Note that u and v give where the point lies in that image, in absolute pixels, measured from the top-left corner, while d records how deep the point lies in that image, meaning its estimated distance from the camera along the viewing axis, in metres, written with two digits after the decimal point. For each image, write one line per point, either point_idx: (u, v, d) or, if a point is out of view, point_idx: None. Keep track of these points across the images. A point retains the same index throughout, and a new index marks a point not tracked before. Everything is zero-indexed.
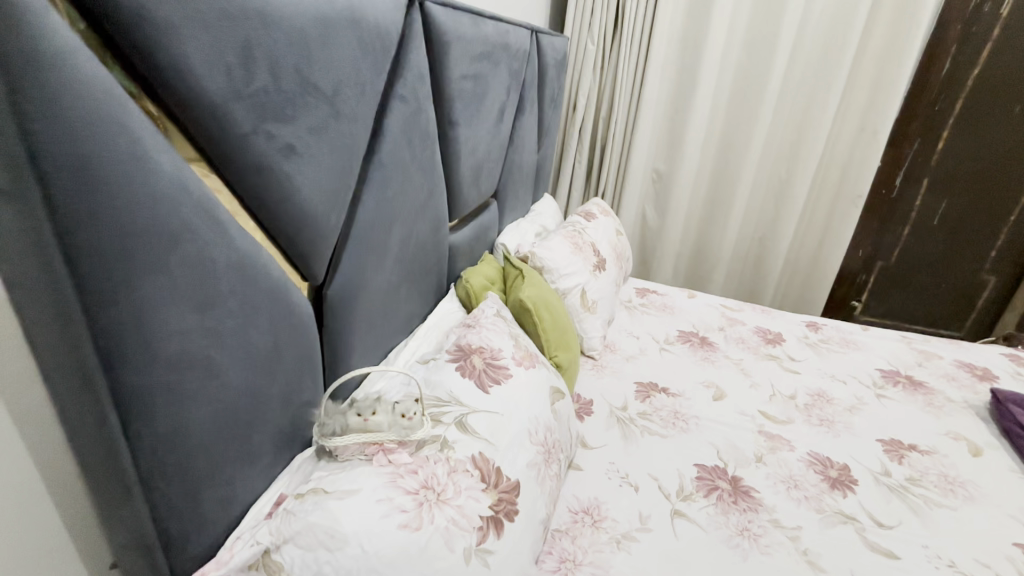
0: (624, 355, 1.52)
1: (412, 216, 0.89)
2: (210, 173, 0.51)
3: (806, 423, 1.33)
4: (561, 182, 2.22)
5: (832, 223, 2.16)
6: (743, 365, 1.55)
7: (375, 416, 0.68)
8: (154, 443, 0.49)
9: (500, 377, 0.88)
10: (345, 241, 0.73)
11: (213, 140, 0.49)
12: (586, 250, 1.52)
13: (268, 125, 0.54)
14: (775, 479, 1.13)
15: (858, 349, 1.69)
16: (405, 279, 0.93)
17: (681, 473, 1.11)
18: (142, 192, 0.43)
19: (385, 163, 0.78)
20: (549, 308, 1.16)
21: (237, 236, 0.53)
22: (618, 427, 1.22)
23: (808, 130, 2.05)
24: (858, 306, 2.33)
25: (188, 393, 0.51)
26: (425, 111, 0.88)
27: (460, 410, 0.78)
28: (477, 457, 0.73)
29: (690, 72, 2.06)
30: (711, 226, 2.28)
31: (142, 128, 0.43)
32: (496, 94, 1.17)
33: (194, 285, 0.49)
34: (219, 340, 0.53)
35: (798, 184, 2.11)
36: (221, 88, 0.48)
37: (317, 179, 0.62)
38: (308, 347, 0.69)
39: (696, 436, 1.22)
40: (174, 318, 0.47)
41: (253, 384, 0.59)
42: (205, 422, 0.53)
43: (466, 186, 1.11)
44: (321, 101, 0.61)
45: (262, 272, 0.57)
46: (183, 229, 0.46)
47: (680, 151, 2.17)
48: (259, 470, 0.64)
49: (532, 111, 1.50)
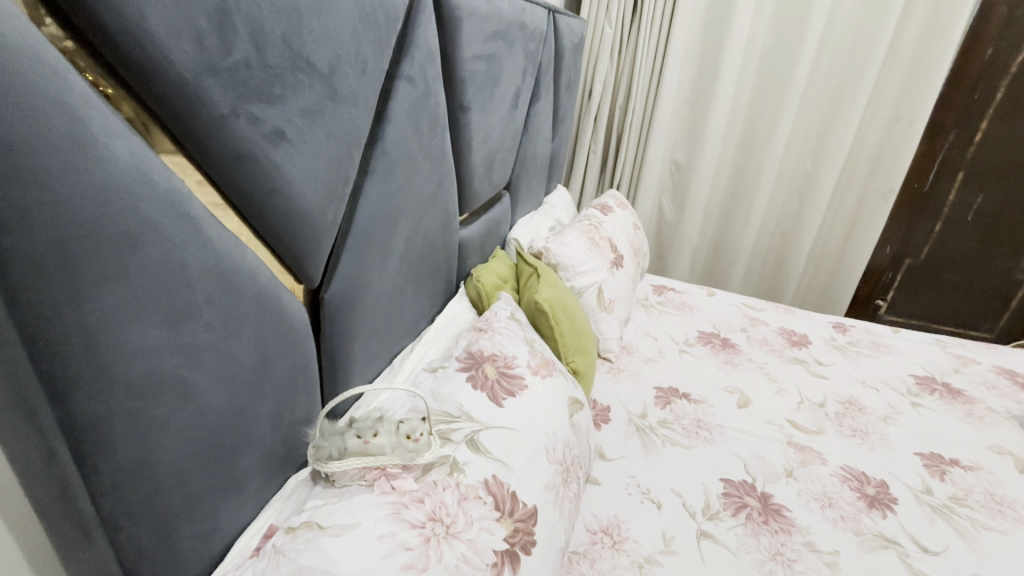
0: (642, 357, 1.43)
1: (419, 210, 0.81)
2: (183, 162, 0.43)
3: (838, 433, 1.24)
4: (575, 173, 2.12)
5: (860, 218, 2.06)
6: (768, 368, 1.46)
7: (377, 438, 0.62)
8: (118, 481, 0.41)
9: (515, 388, 0.80)
10: (344, 240, 0.65)
11: (184, 123, 0.42)
12: (603, 246, 1.44)
13: (250, 105, 0.46)
14: (808, 496, 1.05)
15: (889, 352, 1.59)
16: (411, 280, 0.86)
17: (706, 489, 1.04)
18: (89, 186, 0.35)
19: (390, 152, 0.70)
20: (566, 310, 1.08)
21: (215, 237, 0.45)
22: (638, 437, 1.14)
23: (838, 120, 1.94)
24: (883, 305, 2.21)
25: (157, 420, 0.43)
26: (434, 94, 0.79)
27: (471, 427, 0.71)
28: (491, 482, 0.66)
29: (713, 57, 1.95)
30: (732, 219, 2.18)
31: (90, 108, 0.35)
32: (511, 78, 1.08)
33: (161, 297, 0.41)
34: (195, 358, 0.46)
35: (825, 177, 2.01)
36: (192, 60, 0.40)
37: (311, 168, 0.54)
38: (302, 358, 0.62)
39: (720, 447, 1.15)
40: (137, 333, 0.40)
41: (238, 405, 0.52)
42: (179, 452, 0.46)
43: (477, 176, 1.03)
44: (315, 78, 0.53)
45: (246, 278, 0.50)
46: (146, 229, 0.39)
47: (700, 141, 2.06)
48: (245, 498, 0.57)
49: (548, 97, 1.40)
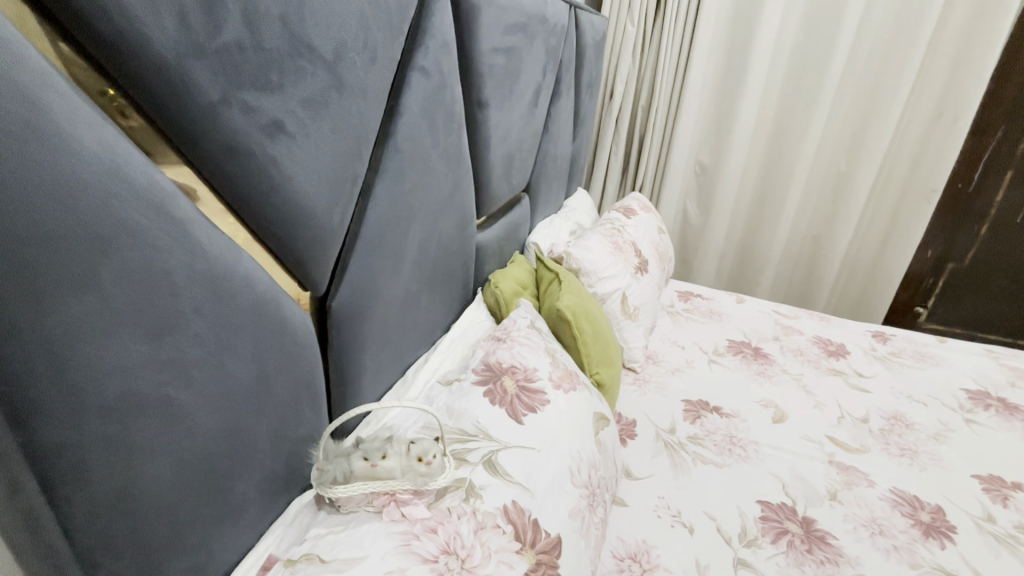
0: (669, 368, 1.35)
1: (434, 212, 0.76)
2: (188, 174, 0.40)
3: (884, 452, 1.15)
4: (595, 175, 2.05)
5: (899, 221, 1.94)
6: (804, 380, 1.37)
7: (386, 461, 0.57)
8: (93, 515, 0.37)
9: (537, 404, 0.74)
10: (352, 244, 0.61)
11: (169, 112, 0.37)
12: (627, 250, 1.37)
13: (243, 93, 0.42)
14: (855, 522, 0.96)
15: (936, 364, 1.48)
16: (425, 287, 0.81)
17: (742, 512, 0.96)
18: (51, 181, 0.31)
19: (402, 149, 0.65)
20: (589, 318, 1.01)
21: (206, 241, 0.41)
22: (666, 454, 1.07)
23: (875, 117, 1.84)
24: (923, 312, 2.08)
25: (138, 444, 0.39)
26: (450, 88, 0.74)
27: (488, 447, 0.65)
28: (510, 508, 0.60)
29: (741, 53, 1.87)
30: (760, 223, 2.08)
31: (52, 91, 0.31)
32: (531, 74, 1.03)
33: (140, 308, 0.37)
34: (184, 375, 0.41)
35: (860, 178, 1.90)
36: (174, 40, 0.36)
37: (315, 165, 0.50)
38: (306, 371, 0.57)
39: (756, 466, 1.06)
40: (113, 350, 0.36)
41: (233, 424, 0.47)
42: (165, 479, 0.42)
43: (496, 177, 0.98)
44: (319, 66, 0.48)
45: (241, 285, 0.45)
46: (119, 229, 0.34)
47: (727, 141, 1.98)
48: (244, 525, 0.52)
49: (569, 95, 1.35)
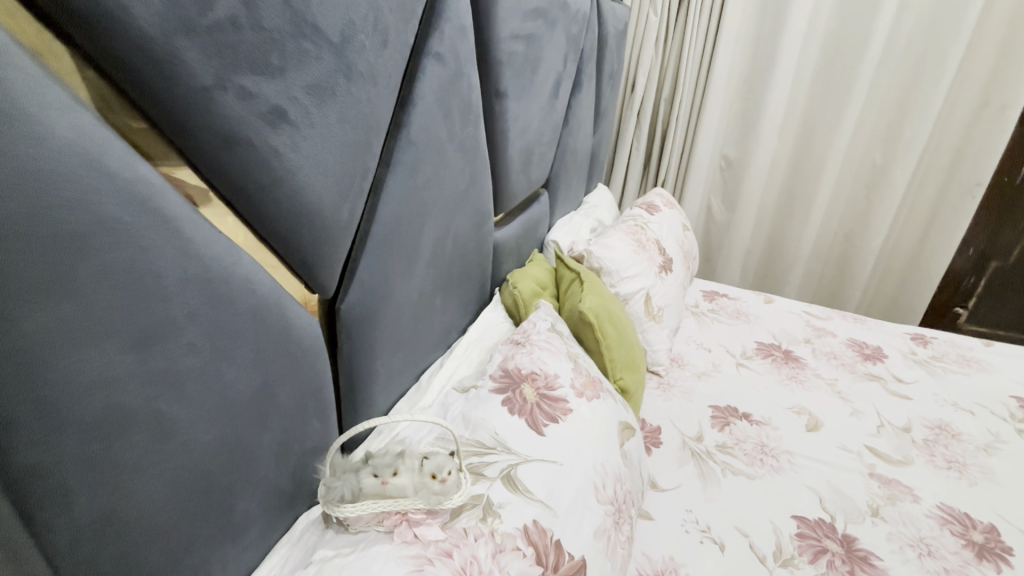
0: (694, 371, 1.29)
1: (450, 209, 0.72)
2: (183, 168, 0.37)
3: (929, 464, 1.07)
4: (616, 171, 1.99)
5: (939, 217, 1.84)
6: (839, 386, 1.29)
7: (397, 478, 0.53)
8: (77, 542, 0.33)
9: (558, 413, 0.69)
10: (362, 243, 0.57)
11: (155, 94, 0.34)
12: (650, 248, 1.31)
13: (239, 76, 0.38)
14: (900, 541, 0.90)
15: (982, 369, 1.39)
16: (440, 288, 0.77)
17: (777, 529, 0.90)
18: (17, 171, 0.27)
19: (416, 141, 0.61)
20: (613, 321, 0.95)
21: (199, 240, 0.37)
22: (693, 464, 1.02)
23: (914, 108, 1.74)
24: (963, 313, 1.97)
25: (126, 464, 0.35)
26: (467, 77, 0.70)
27: (507, 461, 0.61)
28: (531, 528, 0.56)
29: (770, 41, 1.78)
30: (789, 219, 1.99)
31: (11, 69, 0.27)
32: (551, 64, 0.98)
33: (124, 315, 0.33)
34: (177, 388, 0.38)
35: (897, 172, 1.81)
36: (158, 14, 0.32)
37: (320, 158, 0.46)
38: (313, 380, 0.53)
39: (790, 478, 1.00)
40: (94, 362, 0.32)
41: (233, 438, 0.44)
42: (159, 500, 0.38)
43: (514, 171, 0.93)
44: (325, 49, 0.44)
45: (240, 288, 0.41)
46: (98, 226, 0.31)
47: (754, 133, 1.89)
48: (246, 544, 0.49)
49: (590, 87, 1.29)
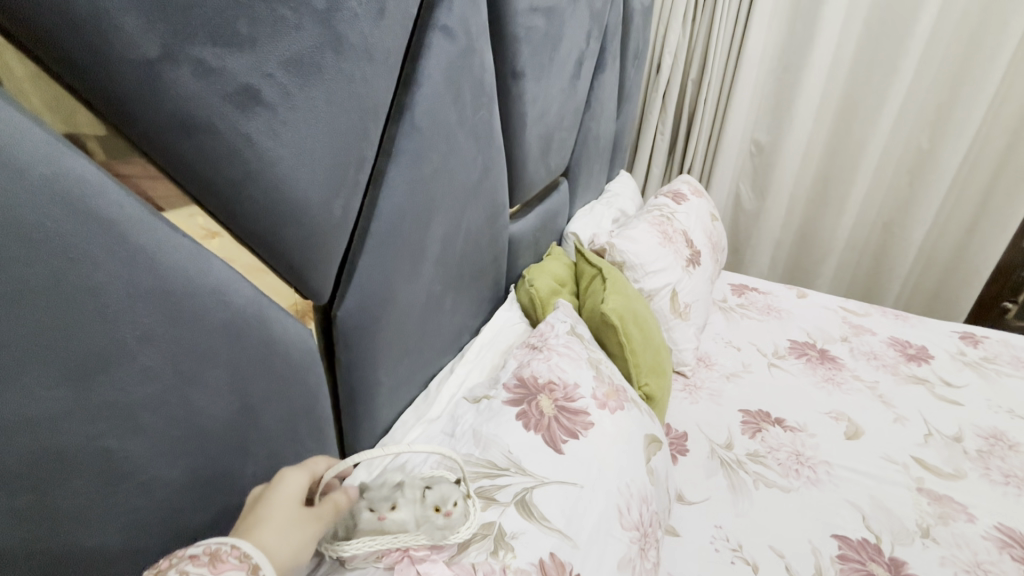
0: (723, 372, 1.21)
1: (460, 201, 0.65)
2: (140, 165, 0.33)
3: (984, 479, 0.98)
4: (640, 157, 1.90)
5: (990, 205, 1.70)
6: (881, 390, 1.19)
7: (396, 512, 0.47)
8: None
9: (578, 427, 0.63)
10: (360, 243, 0.51)
11: (91, 76, 0.29)
12: (677, 240, 1.22)
13: (198, 49, 0.32)
14: (954, 567, 0.82)
15: None
16: (450, 288, 0.70)
17: (816, 549, 0.83)
18: None
19: (420, 126, 0.54)
20: (638, 322, 0.88)
21: (150, 246, 0.32)
22: (723, 475, 0.94)
23: (968, 86, 1.59)
24: (1012, 308, 1.80)
25: (69, 512, 0.31)
26: (479, 53, 0.62)
27: (523, 484, 0.55)
28: (548, 562, 0.50)
29: (808, 14, 1.64)
30: (824, 208, 1.87)
31: None
32: (573, 40, 0.89)
33: (53, 340, 0.28)
34: (132, 421, 0.33)
35: (945, 157, 1.67)
36: None
37: (304, 145, 0.40)
38: (307, 398, 0.48)
39: (829, 492, 0.93)
40: (21, 396, 0.28)
41: (206, 471, 0.39)
42: (116, 552, 0.34)
43: (532, 158, 0.86)
44: (308, 18, 0.38)
45: (208, 301, 0.36)
46: (7, 234, 0.26)
47: (788, 116, 1.77)
48: None
49: (615, 66, 1.20)
